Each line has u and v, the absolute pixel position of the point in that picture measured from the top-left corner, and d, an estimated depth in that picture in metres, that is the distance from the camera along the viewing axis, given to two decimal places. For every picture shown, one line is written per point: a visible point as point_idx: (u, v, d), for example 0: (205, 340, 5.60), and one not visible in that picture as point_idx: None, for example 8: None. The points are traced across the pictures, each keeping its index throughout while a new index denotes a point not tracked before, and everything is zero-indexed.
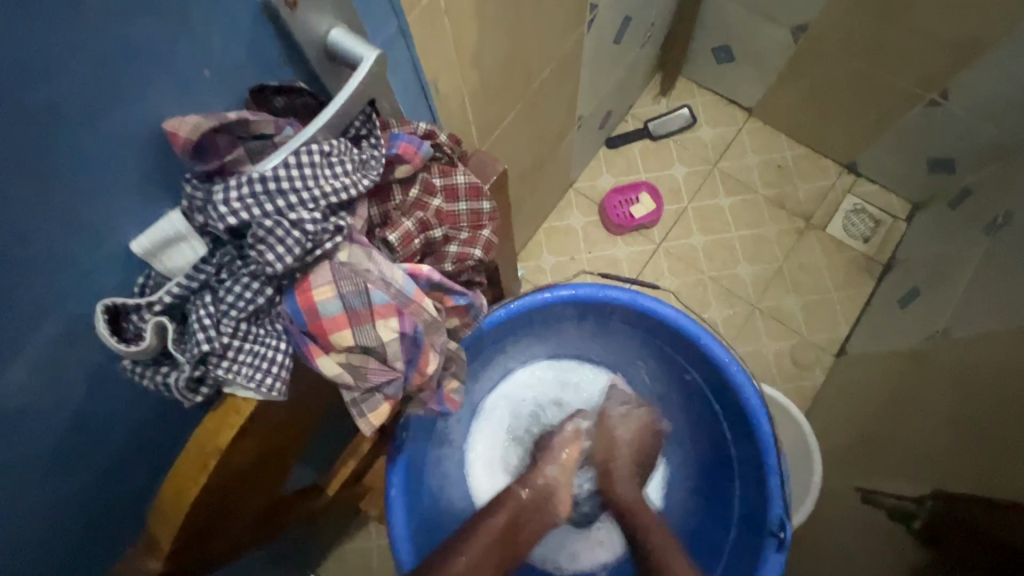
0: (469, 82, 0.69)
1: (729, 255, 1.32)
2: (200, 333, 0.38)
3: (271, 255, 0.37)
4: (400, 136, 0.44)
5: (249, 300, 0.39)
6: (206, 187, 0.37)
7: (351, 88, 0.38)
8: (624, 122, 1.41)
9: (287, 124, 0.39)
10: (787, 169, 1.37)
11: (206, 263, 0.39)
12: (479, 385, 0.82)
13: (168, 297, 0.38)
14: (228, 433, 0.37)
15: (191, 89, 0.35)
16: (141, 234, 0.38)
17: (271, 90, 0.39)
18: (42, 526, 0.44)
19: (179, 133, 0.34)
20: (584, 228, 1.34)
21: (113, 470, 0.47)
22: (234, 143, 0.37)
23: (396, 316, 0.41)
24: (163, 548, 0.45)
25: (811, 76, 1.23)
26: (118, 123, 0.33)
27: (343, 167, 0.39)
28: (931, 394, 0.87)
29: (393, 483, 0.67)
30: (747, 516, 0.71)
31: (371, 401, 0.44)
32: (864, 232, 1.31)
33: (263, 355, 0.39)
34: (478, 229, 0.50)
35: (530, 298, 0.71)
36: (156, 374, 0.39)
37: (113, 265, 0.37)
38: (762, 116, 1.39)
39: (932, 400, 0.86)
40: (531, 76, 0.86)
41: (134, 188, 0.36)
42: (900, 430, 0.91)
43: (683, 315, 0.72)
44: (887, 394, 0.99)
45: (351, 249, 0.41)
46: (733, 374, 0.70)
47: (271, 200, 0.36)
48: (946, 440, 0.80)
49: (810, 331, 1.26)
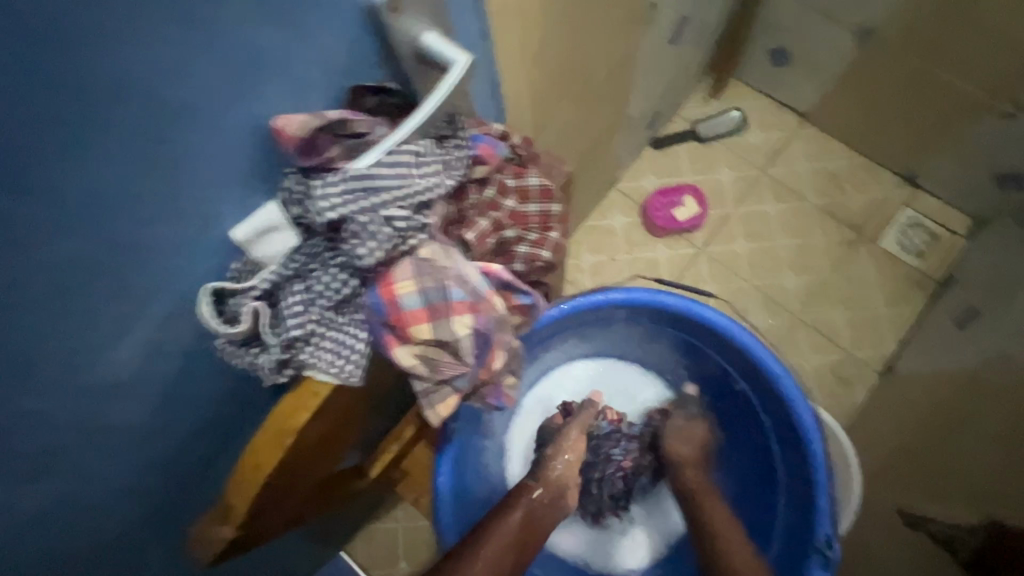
0: (530, 82, 0.69)
1: (774, 263, 1.28)
2: (291, 318, 0.40)
3: (362, 248, 0.39)
4: (480, 137, 0.46)
5: (337, 289, 0.41)
6: (306, 182, 0.39)
7: (445, 91, 0.39)
8: (671, 123, 1.39)
9: (380, 123, 0.41)
10: (840, 178, 1.33)
11: (297, 253, 0.41)
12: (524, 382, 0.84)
13: (264, 284, 0.40)
14: (302, 416, 0.39)
15: (298, 87, 0.37)
16: (241, 223, 0.40)
17: (366, 91, 0.41)
18: (125, 490, 0.47)
19: (287, 129, 0.36)
20: (624, 228, 1.32)
21: (189, 442, 0.49)
22: (333, 141, 0.39)
23: (471, 312, 0.43)
24: (235, 519, 0.48)
25: (871, 81, 1.19)
26: (235, 118, 0.35)
27: (432, 168, 0.40)
28: (982, 417, 0.84)
29: (441, 471, 0.69)
30: (791, 531, 0.71)
31: (441, 393, 0.46)
32: (919, 246, 1.26)
33: (344, 342, 0.42)
34: (547, 231, 0.51)
35: (582, 299, 0.72)
36: (247, 354, 0.42)
37: (215, 250, 0.40)
38: (815, 122, 1.35)
39: (982, 423, 0.84)
40: (587, 76, 0.85)
41: (240, 179, 0.38)
42: (948, 454, 0.88)
43: (736, 324, 0.71)
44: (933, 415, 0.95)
45: (432, 246, 0.42)
46: (787, 388, 0.69)
47: (367, 197, 0.38)
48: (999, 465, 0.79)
49: (854, 345, 1.22)
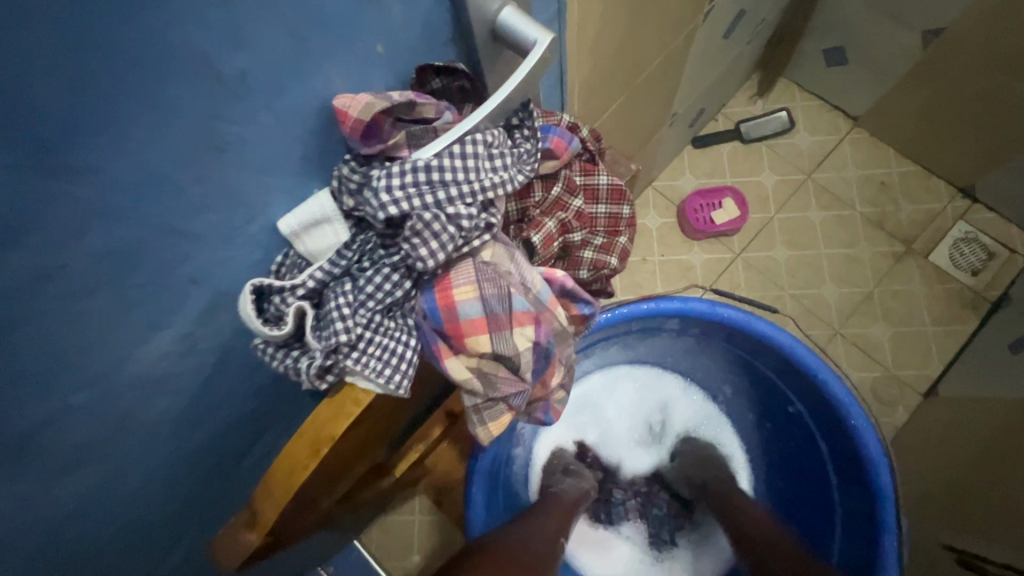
0: (583, 72, 0.64)
1: (815, 273, 1.21)
2: (339, 321, 0.36)
3: (423, 251, 0.34)
4: (552, 128, 0.41)
5: (388, 292, 0.37)
6: (364, 170, 0.35)
7: (523, 74, 0.35)
8: (714, 122, 1.32)
9: (448, 108, 0.36)
10: (891, 187, 1.24)
11: (347, 249, 0.37)
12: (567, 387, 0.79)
13: (311, 282, 0.36)
14: (343, 423, 0.36)
15: (362, 63, 0.33)
16: (289, 213, 0.36)
17: (432, 71, 0.37)
18: (148, 491, 0.44)
19: (349, 111, 0.32)
20: (659, 229, 1.26)
21: (215, 442, 0.46)
22: (394, 126, 0.35)
23: (533, 325, 0.38)
24: (263, 526, 0.45)
25: (935, 84, 1.10)
26: (293, 96, 0.31)
27: (503, 161, 0.36)
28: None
29: (475, 479, 0.65)
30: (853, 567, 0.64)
31: (494, 410, 0.42)
32: (974, 263, 1.18)
33: (392, 350, 0.38)
34: (614, 234, 0.47)
35: (632, 307, 0.67)
36: (287, 357, 0.38)
37: (260, 241, 0.36)
38: (869, 126, 1.27)
39: None
40: (638, 68, 0.79)
41: (293, 164, 0.34)
42: (991, 487, 0.81)
43: (799, 343, 0.66)
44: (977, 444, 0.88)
45: (495, 248, 0.38)
46: (853, 417, 0.63)
47: (431, 191, 0.34)
48: None
49: (897, 365, 1.15)
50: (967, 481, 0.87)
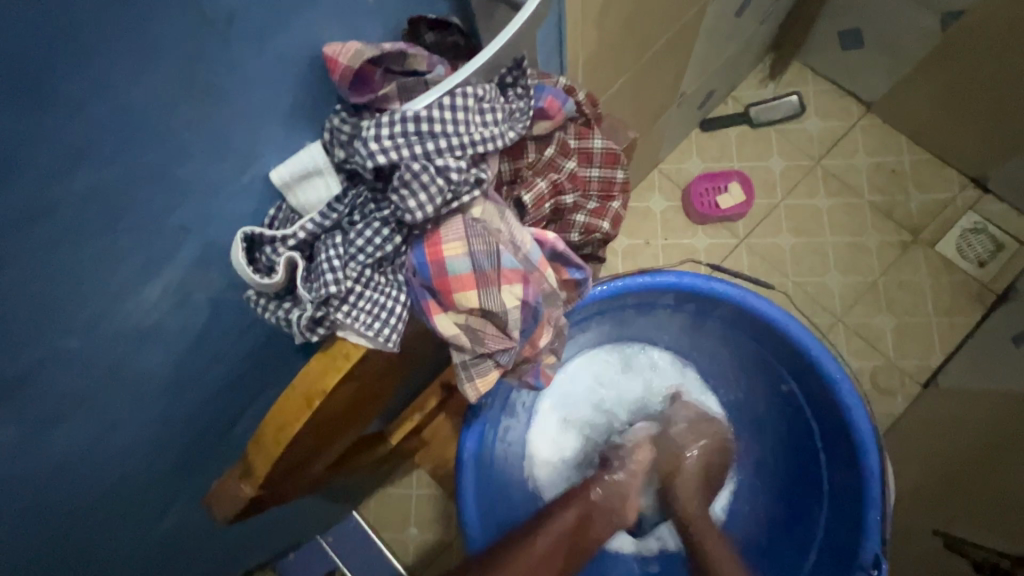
0: (588, 45, 0.63)
1: (820, 261, 1.20)
2: (329, 273, 0.36)
3: (412, 203, 0.35)
4: (546, 88, 0.41)
5: (378, 245, 0.37)
6: (354, 122, 0.35)
7: (515, 28, 0.35)
8: (724, 105, 1.30)
9: (440, 62, 0.36)
10: (902, 175, 1.23)
11: (339, 203, 0.38)
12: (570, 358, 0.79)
13: (302, 233, 0.37)
14: (335, 376, 0.36)
15: (353, 14, 0.33)
16: (281, 164, 0.36)
17: (425, 24, 0.37)
18: (145, 441, 0.45)
19: (338, 59, 0.32)
20: (663, 212, 1.25)
21: (211, 397, 0.47)
22: (386, 77, 0.35)
23: (521, 283, 0.39)
24: (257, 478, 0.46)
25: (953, 71, 1.08)
26: (282, 45, 0.31)
27: (494, 116, 0.36)
28: None
29: (467, 446, 0.65)
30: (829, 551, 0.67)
31: (481, 367, 0.42)
32: (981, 254, 1.17)
33: (381, 304, 0.38)
34: (607, 200, 0.47)
35: (629, 280, 0.68)
36: (279, 309, 0.38)
37: (251, 192, 0.36)
38: (881, 112, 1.25)
39: None
40: (647, 43, 0.78)
41: (283, 115, 0.34)
42: (988, 476, 0.81)
43: (793, 320, 0.66)
44: (974, 433, 0.88)
45: (485, 205, 0.38)
46: (844, 396, 0.63)
47: (420, 142, 0.34)
48: None
49: (898, 354, 1.14)
50: (963, 469, 0.87)
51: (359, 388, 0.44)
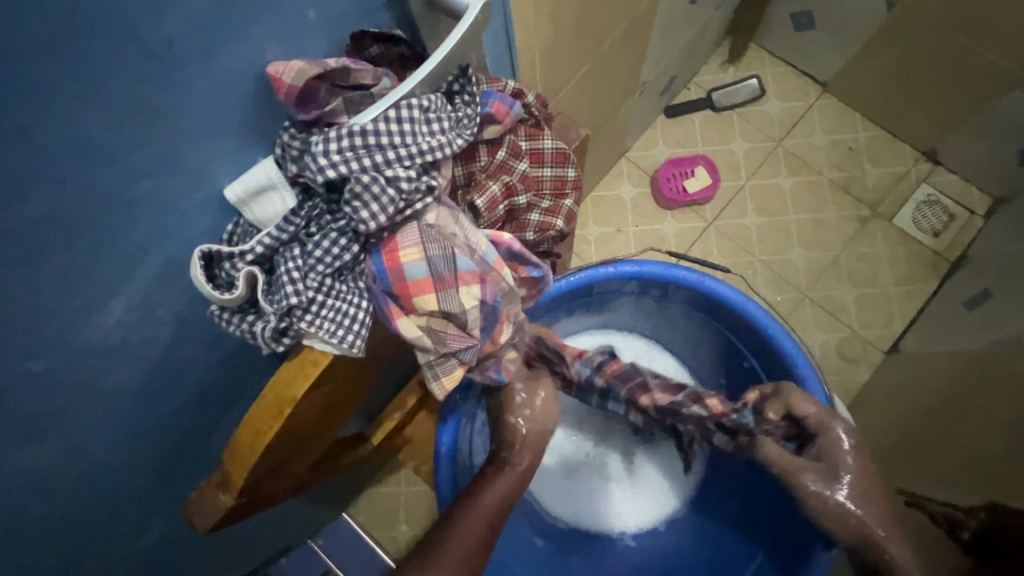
0: (544, 41, 0.65)
1: (784, 238, 1.24)
2: (289, 285, 0.37)
3: (365, 213, 0.36)
4: (492, 94, 0.42)
5: (337, 256, 0.38)
6: (304, 136, 0.36)
7: (457, 39, 0.36)
8: (686, 90, 1.33)
9: (384, 75, 0.37)
10: (858, 152, 1.27)
11: (295, 216, 0.39)
12: None
13: (259, 248, 0.38)
14: (303, 383, 0.38)
15: (295, 29, 0.34)
16: (235, 181, 0.37)
17: (370, 38, 0.38)
18: (123, 455, 0.46)
19: (283, 78, 0.33)
20: (633, 199, 1.28)
21: (186, 410, 0.48)
22: (332, 92, 0.36)
23: (479, 284, 0.40)
24: (236, 485, 0.47)
25: (898, 49, 1.12)
26: (226, 65, 0.32)
27: (440, 125, 0.37)
28: (990, 397, 0.80)
29: (443, 442, 0.67)
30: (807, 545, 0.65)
31: (446, 366, 0.44)
32: (935, 225, 1.22)
33: (344, 312, 0.39)
34: (560, 197, 0.49)
35: (593, 270, 0.70)
36: (242, 322, 0.39)
37: (207, 209, 0.37)
38: (836, 92, 1.29)
39: (992, 401, 0.79)
40: (605, 34, 0.79)
41: (234, 131, 0.35)
42: (947, 433, 0.86)
43: (751, 301, 0.69)
44: (933, 397, 0.94)
45: (439, 211, 0.40)
46: (800, 367, 0.66)
47: (369, 155, 0.35)
48: (998, 446, 0.74)
49: (861, 324, 1.19)
50: (923, 431, 0.92)
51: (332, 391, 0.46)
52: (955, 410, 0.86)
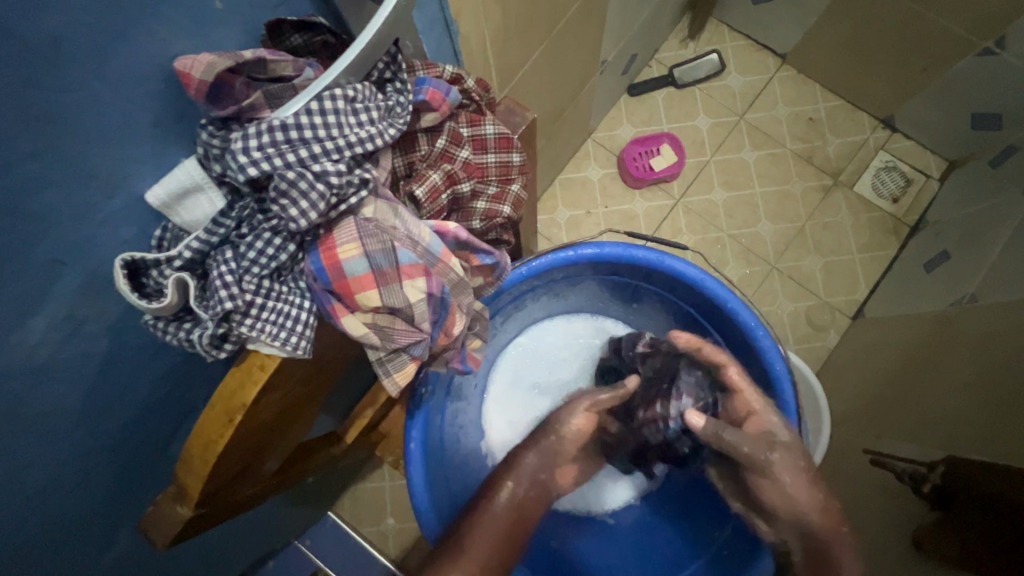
0: (493, 23, 0.63)
1: (751, 212, 1.26)
2: (223, 290, 0.36)
3: (293, 211, 0.35)
4: (426, 80, 0.41)
5: (272, 256, 0.37)
6: (224, 135, 0.35)
7: (379, 22, 0.35)
8: (649, 68, 1.32)
9: (307, 65, 0.36)
10: (818, 123, 1.29)
11: (225, 217, 0.37)
12: (507, 330, 0.80)
13: (188, 253, 0.36)
14: (253, 388, 0.35)
15: (199, 17, 0.32)
16: (156, 184, 0.35)
17: (288, 26, 0.36)
18: (71, 476, 0.44)
19: (191, 73, 0.31)
20: (601, 180, 1.28)
21: (136, 423, 0.46)
22: (250, 86, 0.35)
23: (424, 277, 0.40)
24: (192, 497, 0.44)
25: (851, 19, 1.12)
26: (126, 59, 0.30)
27: (369, 115, 0.36)
28: (954, 356, 0.82)
29: (413, 435, 0.66)
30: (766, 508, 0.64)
31: (398, 362, 0.43)
32: (894, 191, 1.24)
33: (286, 313, 0.38)
34: (506, 183, 0.49)
35: (553, 255, 0.69)
36: (178, 330, 0.38)
37: (129, 214, 0.35)
38: (795, 63, 1.30)
39: (955, 361, 0.82)
40: (559, 14, 0.77)
41: (147, 130, 0.33)
42: (911, 393, 0.88)
43: (709, 277, 0.69)
44: (899, 361, 0.96)
45: (377, 204, 0.39)
46: (759, 339, 0.67)
47: (293, 150, 0.34)
48: (961, 402, 0.76)
49: (829, 292, 1.22)
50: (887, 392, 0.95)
51: (287, 395, 0.44)
52: (919, 372, 0.88)
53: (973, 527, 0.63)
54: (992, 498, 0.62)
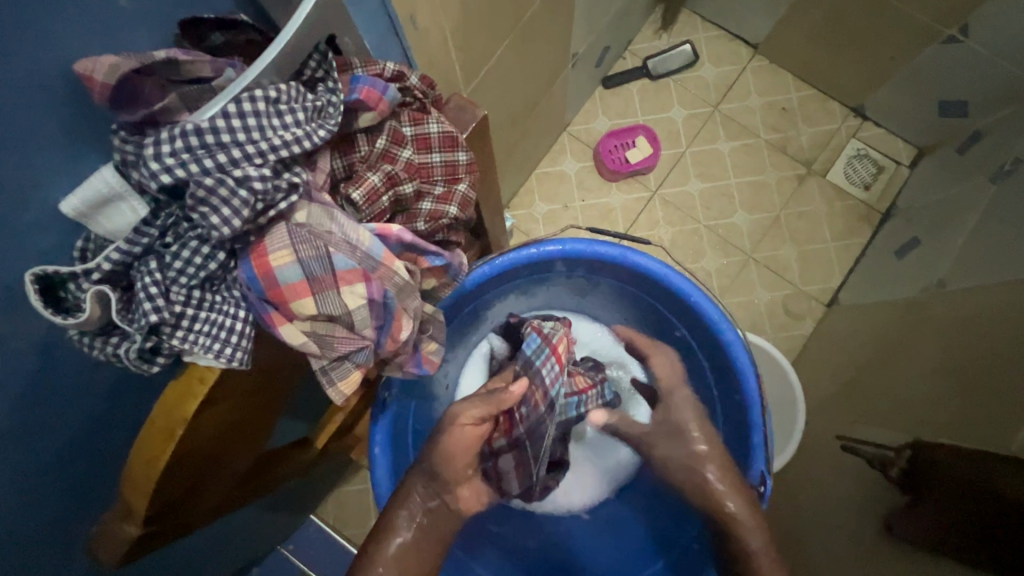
0: (453, 17, 0.61)
1: (727, 202, 1.26)
2: (147, 303, 0.35)
3: (215, 219, 0.33)
4: (361, 79, 0.40)
5: (200, 266, 0.36)
6: (138, 140, 0.33)
7: (298, 23, 0.35)
8: (623, 60, 1.32)
9: (228, 65, 0.35)
10: (791, 112, 1.29)
11: (149, 226, 0.35)
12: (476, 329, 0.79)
13: (108, 264, 0.34)
14: (192, 403, 0.34)
15: (104, 16, 0.31)
16: (70, 194, 0.33)
17: (208, 25, 0.35)
18: (11, 500, 0.42)
19: (94, 76, 0.30)
20: (578, 173, 1.27)
21: (80, 440, 0.44)
22: (165, 88, 0.34)
23: (363, 282, 0.38)
24: (139, 515, 0.43)
25: (819, 9, 1.12)
26: (24, 62, 0.28)
27: (294, 117, 0.35)
28: (924, 343, 0.83)
29: (377, 440, 0.65)
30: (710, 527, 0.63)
31: (341, 370, 0.42)
32: (866, 178, 1.25)
33: (219, 324, 0.36)
34: (453, 183, 0.48)
35: (516, 254, 0.68)
36: (105, 345, 0.36)
37: (45, 226, 0.33)
38: (767, 53, 1.30)
39: (924, 348, 0.83)
40: (524, 7, 0.76)
41: (58, 135, 0.32)
42: (882, 380, 0.89)
43: (673, 271, 0.68)
44: (872, 348, 0.96)
45: (310, 208, 0.38)
46: (723, 332, 0.67)
47: (211, 155, 0.33)
48: (928, 389, 0.77)
49: (805, 281, 1.22)
50: (858, 378, 0.96)
51: (236, 409, 0.42)
52: (891, 359, 0.89)
53: (932, 504, 0.64)
54: (946, 475, 0.63)
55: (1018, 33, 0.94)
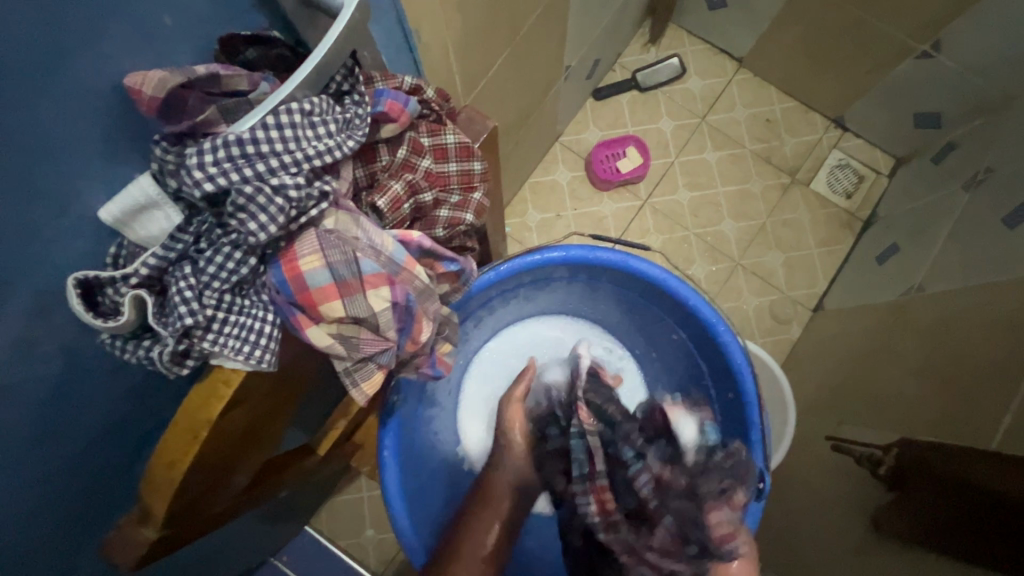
0: (456, 32, 0.63)
1: (715, 211, 1.30)
2: (182, 306, 0.36)
3: (252, 225, 0.35)
4: (385, 92, 0.42)
5: (233, 270, 0.37)
6: (179, 150, 0.35)
7: (330, 41, 0.36)
8: (612, 72, 1.36)
9: (263, 79, 0.37)
10: (775, 123, 1.34)
11: (183, 233, 0.37)
12: (476, 333, 0.81)
13: (145, 269, 0.36)
14: (218, 405, 0.35)
15: (148, 33, 0.32)
16: (108, 201, 0.35)
17: (242, 40, 0.37)
18: (27, 505, 0.42)
19: (143, 89, 0.32)
20: (570, 183, 1.30)
21: (99, 445, 0.45)
22: (205, 101, 0.36)
23: (387, 285, 0.40)
24: (157, 520, 0.43)
25: (802, 26, 1.17)
26: (73, 76, 0.30)
27: (327, 128, 0.37)
28: (907, 344, 0.87)
29: (386, 443, 0.66)
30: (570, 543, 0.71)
31: (364, 371, 0.44)
32: (847, 187, 1.29)
33: (250, 327, 0.38)
34: (468, 191, 0.50)
35: (520, 260, 0.70)
36: (138, 348, 0.37)
37: (80, 233, 0.34)
38: (751, 66, 1.35)
39: (907, 348, 0.86)
40: (521, 21, 0.78)
41: (98, 146, 0.33)
42: (866, 381, 0.92)
43: (672, 275, 0.71)
44: (857, 350, 1.00)
45: (338, 215, 0.39)
46: (720, 334, 0.70)
47: (250, 164, 0.35)
48: (914, 389, 0.80)
49: (790, 286, 1.26)
50: (844, 379, 0.99)
51: (255, 410, 0.43)
52: (876, 360, 0.93)
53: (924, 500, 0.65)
54: (937, 474, 0.64)
55: (987, 51, 1.00)
